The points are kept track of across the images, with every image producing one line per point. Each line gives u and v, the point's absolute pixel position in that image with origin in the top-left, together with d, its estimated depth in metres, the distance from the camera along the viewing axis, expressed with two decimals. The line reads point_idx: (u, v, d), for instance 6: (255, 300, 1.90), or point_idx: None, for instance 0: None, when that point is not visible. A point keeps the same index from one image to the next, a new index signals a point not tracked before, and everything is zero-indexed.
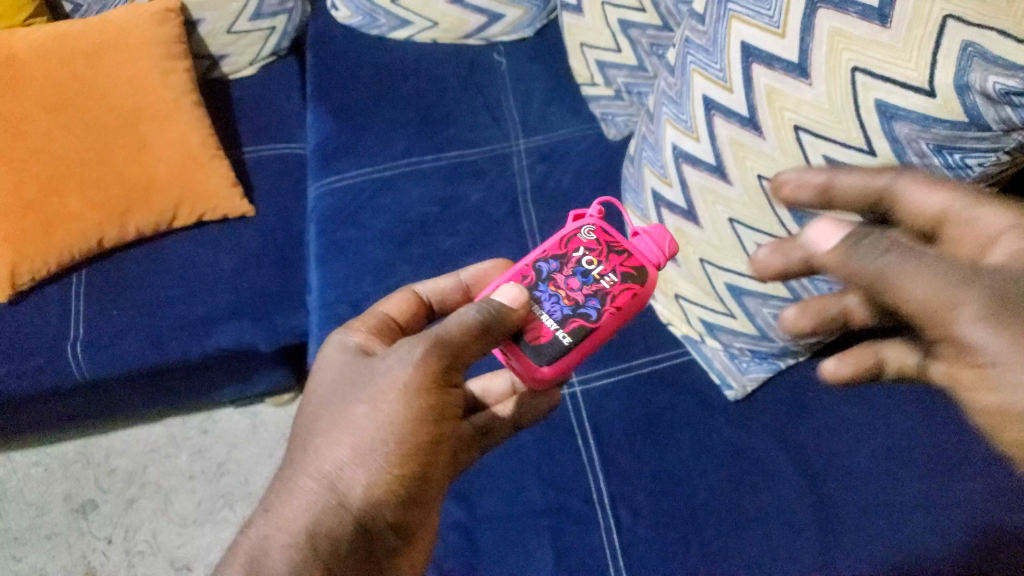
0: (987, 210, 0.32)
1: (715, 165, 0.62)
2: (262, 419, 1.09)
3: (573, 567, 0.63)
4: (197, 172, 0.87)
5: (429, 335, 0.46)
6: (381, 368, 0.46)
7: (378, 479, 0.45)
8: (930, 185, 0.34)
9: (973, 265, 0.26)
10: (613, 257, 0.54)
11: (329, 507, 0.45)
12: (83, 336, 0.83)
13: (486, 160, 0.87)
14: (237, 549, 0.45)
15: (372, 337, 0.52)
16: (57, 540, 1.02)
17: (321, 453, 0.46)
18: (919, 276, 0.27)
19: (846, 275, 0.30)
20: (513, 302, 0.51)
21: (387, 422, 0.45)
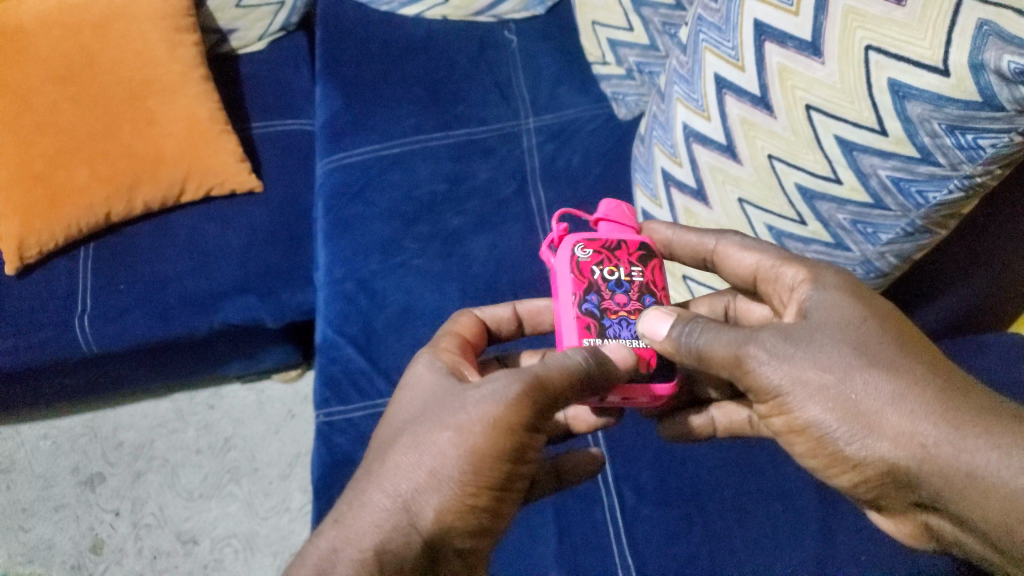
0: (788, 266, 0.49)
1: (725, 144, 0.61)
2: (269, 395, 1.10)
3: (578, 544, 0.63)
4: (205, 147, 0.87)
5: (526, 374, 0.46)
6: (471, 398, 0.46)
7: (451, 507, 0.44)
8: (743, 248, 0.52)
9: (757, 329, 0.45)
10: (622, 250, 0.56)
11: (399, 526, 0.44)
12: (91, 309, 0.83)
13: (494, 138, 0.87)
14: (305, 558, 0.44)
15: (460, 362, 0.53)
16: (65, 511, 1.03)
17: (399, 473, 0.45)
18: (723, 343, 0.46)
19: (676, 346, 0.48)
20: (623, 363, 0.50)
21: (469, 453, 0.44)
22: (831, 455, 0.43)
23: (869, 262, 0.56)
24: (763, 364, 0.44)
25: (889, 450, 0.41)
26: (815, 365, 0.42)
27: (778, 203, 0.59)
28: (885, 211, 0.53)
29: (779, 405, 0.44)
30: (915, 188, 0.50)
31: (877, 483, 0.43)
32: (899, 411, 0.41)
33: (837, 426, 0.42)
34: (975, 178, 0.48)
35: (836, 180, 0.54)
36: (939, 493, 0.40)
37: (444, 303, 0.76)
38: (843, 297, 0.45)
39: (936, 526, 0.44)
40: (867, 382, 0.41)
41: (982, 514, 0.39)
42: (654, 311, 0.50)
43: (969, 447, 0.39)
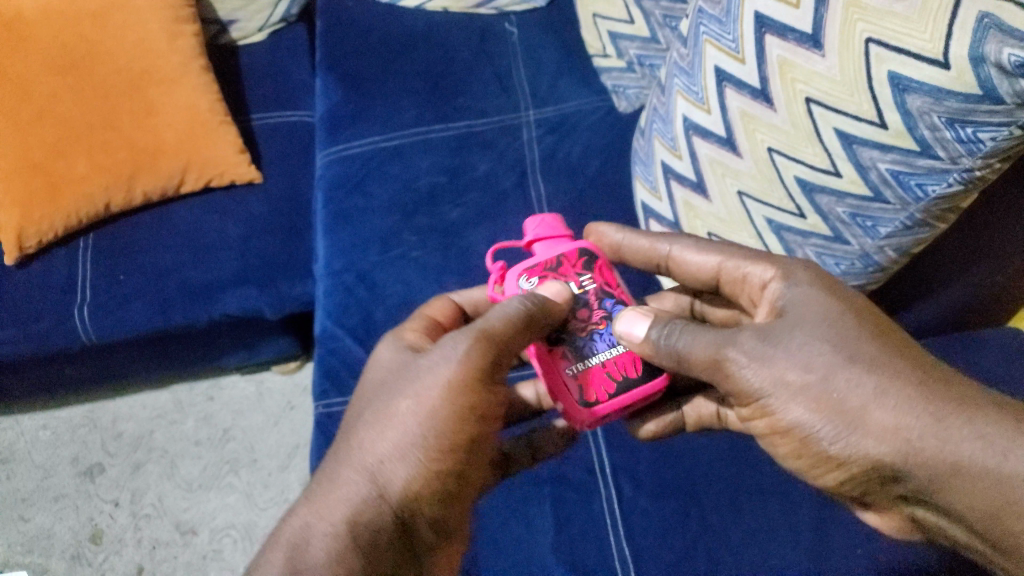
0: (755, 265, 0.50)
1: (725, 137, 0.61)
2: (268, 387, 1.10)
3: (575, 535, 0.63)
4: (205, 138, 0.87)
5: (473, 329, 0.48)
6: (426, 365, 0.48)
7: (416, 472, 0.47)
8: (699, 249, 0.54)
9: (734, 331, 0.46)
10: (564, 268, 0.57)
11: (369, 498, 0.47)
12: (90, 300, 0.83)
13: (494, 131, 0.87)
14: (280, 535, 0.47)
15: (422, 335, 0.55)
16: (65, 501, 1.03)
17: (365, 446, 0.48)
18: (700, 347, 0.47)
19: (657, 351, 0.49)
20: (559, 298, 0.54)
21: (428, 417, 0.47)
22: (816, 455, 0.44)
23: (868, 255, 0.56)
24: (743, 367, 0.45)
25: (875, 446, 0.42)
26: (797, 365, 0.44)
27: (778, 197, 0.59)
28: (884, 205, 0.53)
29: (762, 407, 0.45)
30: (915, 181, 0.50)
31: (863, 480, 0.44)
32: (884, 407, 0.42)
33: (824, 425, 0.43)
34: (975, 172, 0.48)
35: (836, 173, 0.54)
36: (925, 485, 0.42)
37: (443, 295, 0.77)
38: (818, 293, 0.46)
39: (921, 517, 0.45)
40: (850, 379, 0.42)
41: (967, 503, 0.41)
42: (628, 314, 0.52)
43: (953, 438, 0.41)
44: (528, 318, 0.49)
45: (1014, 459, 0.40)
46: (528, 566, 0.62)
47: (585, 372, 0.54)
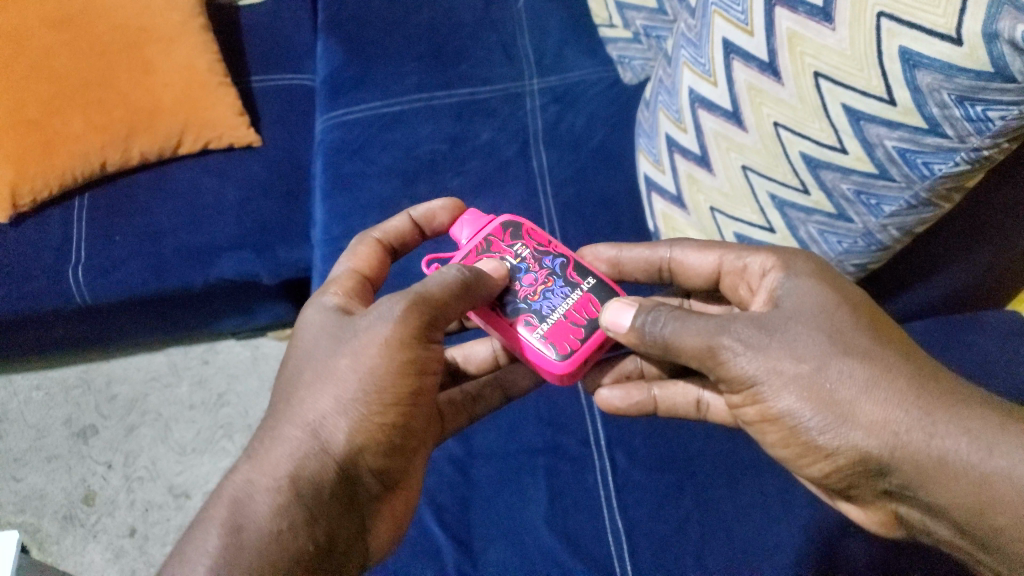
0: (755, 257, 0.52)
1: (731, 111, 0.61)
2: (264, 352, 1.10)
3: (568, 506, 0.64)
4: (204, 99, 0.85)
5: (409, 292, 0.50)
6: (363, 325, 0.50)
7: (360, 426, 0.48)
8: (703, 249, 0.56)
9: (725, 318, 0.47)
10: (496, 245, 0.60)
11: (312, 452, 0.48)
12: (85, 261, 0.83)
13: (497, 99, 0.86)
14: (222, 491, 0.47)
15: (350, 297, 0.55)
16: (57, 462, 1.03)
17: (307, 403, 0.49)
18: (691, 334, 0.47)
19: (644, 342, 0.50)
20: (498, 273, 0.57)
21: (368, 371, 0.48)
22: (804, 445, 0.44)
23: (870, 234, 0.56)
24: (738, 355, 0.45)
25: (862, 439, 0.42)
26: (790, 354, 0.44)
27: (782, 172, 0.58)
28: (889, 182, 0.52)
29: (753, 394, 0.46)
30: (921, 159, 0.50)
31: (847, 473, 0.44)
32: (873, 400, 0.42)
33: (812, 416, 0.43)
34: (982, 152, 0.48)
35: (842, 150, 0.53)
36: (910, 479, 0.42)
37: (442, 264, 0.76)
38: (816, 286, 0.47)
39: (906, 514, 0.45)
40: (841, 370, 0.43)
41: (948, 498, 0.41)
42: (611, 306, 0.53)
43: (940, 432, 0.41)
44: (463, 283, 0.52)
45: (998, 457, 0.40)
46: (521, 535, 0.63)
47: (551, 329, 0.56)
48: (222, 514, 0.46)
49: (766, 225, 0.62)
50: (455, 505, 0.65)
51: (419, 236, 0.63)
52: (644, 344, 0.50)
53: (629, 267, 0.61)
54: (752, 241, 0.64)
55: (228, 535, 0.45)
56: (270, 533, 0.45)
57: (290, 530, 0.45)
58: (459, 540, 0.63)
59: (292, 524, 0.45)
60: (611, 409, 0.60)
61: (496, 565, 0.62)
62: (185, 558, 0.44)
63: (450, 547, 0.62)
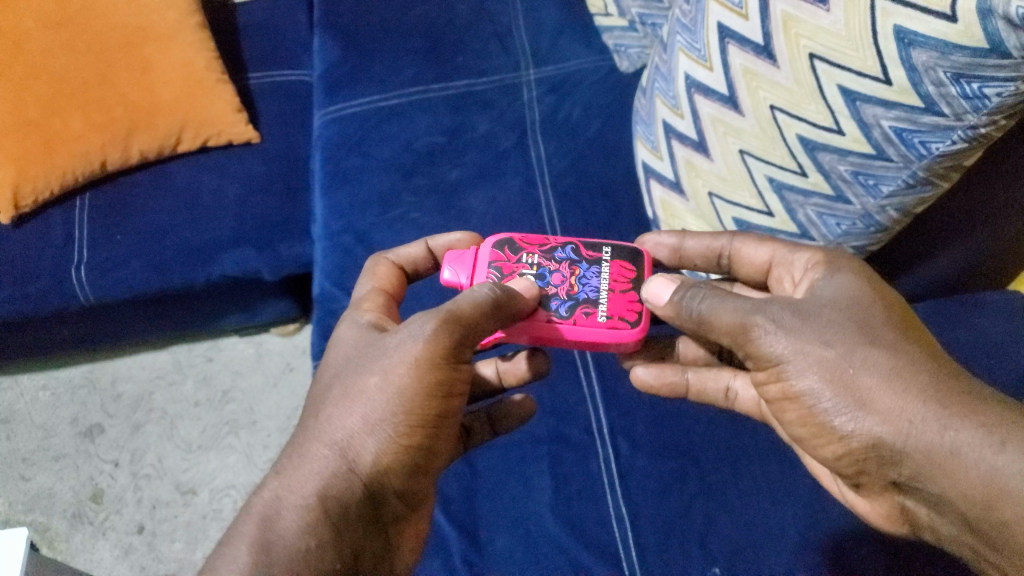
0: (801, 253, 0.52)
1: (727, 96, 0.60)
2: (267, 349, 1.10)
3: (572, 493, 0.64)
4: (202, 97, 0.86)
5: (441, 310, 0.49)
6: (393, 344, 0.50)
7: (386, 448, 0.49)
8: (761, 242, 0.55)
9: (761, 301, 0.47)
10: (506, 267, 0.59)
11: (339, 472, 0.48)
12: (87, 260, 0.83)
13: (494, 90, 0.86)
14: (251, 508, 0.48)
15: (382, 316, 0.57)
16: (65, 461, 1.04)
17: (334, 422, 0.49)
18: (726, 311, 0.47)
19: (680, 316, 0.50)
20: (529, 292, 0.56)
21: (397, 391, 0.48)
22: (819, 425, 0.45)
23: (869, 215, 0.56)
24: (769, 334, 0.45)
25: (877, 425, 0.43)
26: (819, 339, 0.44)
27: (779, 156, 0.58)
28: (887, 162, 0.52)
29: (778, 372, 0.46)
30: (918, 139, 0.49)
31: (858, 457, 0.44)
32: (892, 390, 0.42)
33: (831, 399, 0.44)
34: (979, 129, 0.47)
35: (838, 131, 0.53)
36: (920, 471, 0.42)
37: None
38: (855, 282, 0.48)
39: (911, 508, 0.45)
40: (867, 357, 0.43)
41: (958, 491, 0.41)
42: (655, 281, 0.54)
43: (955, 425, 0.41)
44: (495, 301, 0.51)
45: (1010, 450, 0.40)
46: (527, 523, 0.63)
47: (609, 304, 0.57)
48: (251, 527, 0.46)
49: (764, 210, 0.62)
50: (460, 495, 0.65)
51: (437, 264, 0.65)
52: (681, 319, 0.51)
53: (688, 257, 0.60)
54: (751, 225, 0.64)
55: (258, 552, 0.45)
56: (298, 551, 0.45)
57: (319, 547, 0.46)
58: (464, 530, 0.63)
59: (320, 542, 0.46)
60: (643, 386, 0.60)
61: (501, 554, 0.62)
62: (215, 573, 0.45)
63: (455, 537, 0.63)
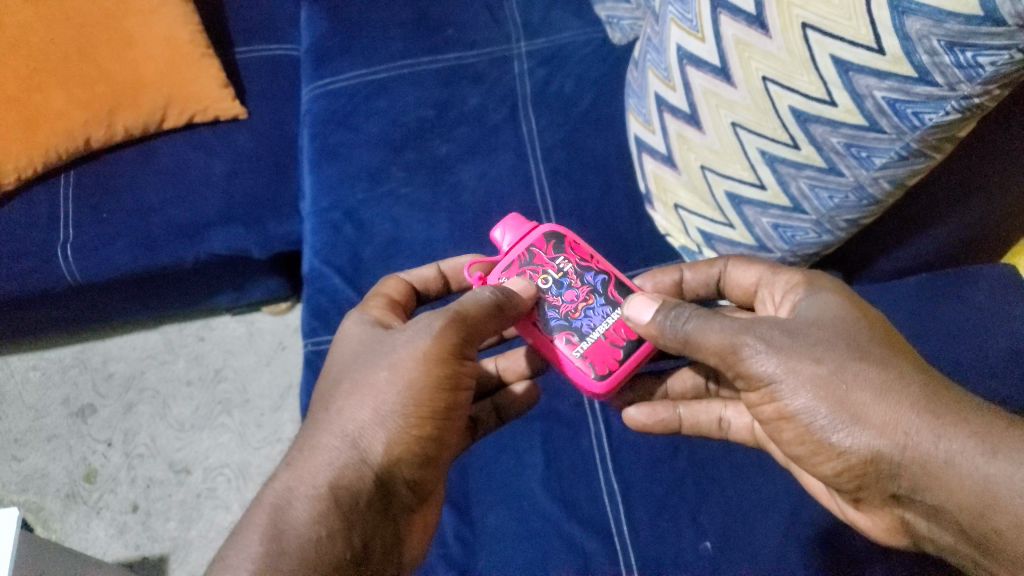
0: (782, 274, 0.55)
1: (719, 67, 0.59)
2: (259, 327, 1.09)
3: (564, 469, 0.64)
4: (187, 71, 0.84)
5: (448, 309, 0.51)
6: (400, 340, 0.51)
7: (397, 437, 0.49)
8: (748, 264, 0.57)
9: (749, 321, 0.47)
10: (540, 257, 0.60)
11: (350, 462, 0.48)
12: (73, 239, 0.82)
13: (484, 63, 0.84)
14: (262, 499, 0.47)
15: (387, 313, 0.57)
16: (57, 442, 1.03)
17: (345, 414, 0.50)
18: (715, 330, 0.47)
19: (664, 334, 0.50)
20: (526, 292, 0.57)
21: (406, 385, 0.49)
22: (817, 443, 0.45)
23: (862, 187, 0.55)
24: (758, 354, 0.46)
25: (874, 438, 0.43)
26: (809, 356, 0.45)
27: (771, 128, 0.57)
28: (879, 134, 0.51)
29: (769, 393, 0.46)
30: (911, 110, 0.49)
31: (858, 471, 0.44)
32: (885, 403, 0.43)
33: (826, 415, 0.44)
34: (973, 99, 0.47)
35: (831, 102, 0.52)
36: (918, 481, 0.42)
37: (432, 234, 0.76)
38: (836, 301, 0.49)
39: (912, 521, 0.45)
40: (857, 372, 0.44)
41: (953, 500, 0.41)
42: (639, 297, 0.54)
43: (947, 435, 0.41)
44: (498, 302, 0.53)
45: (1000, 459, 0.40)
46: (518, 499, 0.63)
47: (590, 347, 0.57)
48: (262, 521, 0.45)
49: (756, 183, 0.61)
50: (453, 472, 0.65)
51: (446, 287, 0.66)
52: (665, 335, 0.50)
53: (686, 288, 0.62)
54: (743, 199, 0.64)
55: (270, 540, 0.44)
56: (310, 540, 0.45)
57: (328, 536, 0.45)
58: (455, 505, 0.63)
59: (331, 531, 0.46)
60: (638, 426, 0.60)
61: (493, 528, 0.62)
62: (226, 563, 0.44)
63: (447, 512, 0.63)
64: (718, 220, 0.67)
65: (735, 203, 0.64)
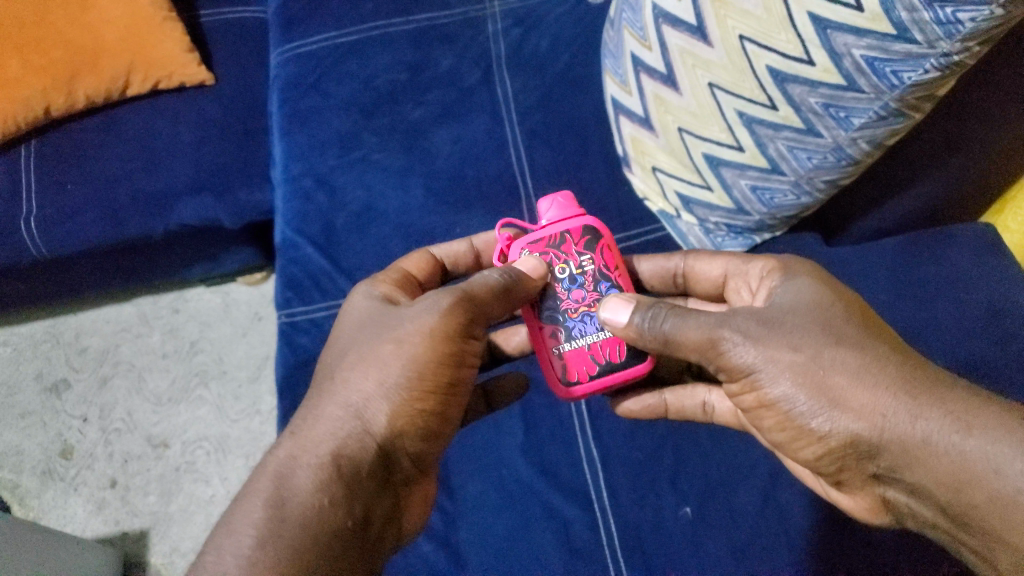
0: (756, 263, 0.55)
1: (695, 26, 0.57)
2: (235, 299, 1.08)
3: (544, 436, 0.64)
4: (149, 36, 0.81)
5: (457, 289, 0.50)
6: (407, 316, 0.50)
7: (400, 411, 0.48)
8: (713, 258, 0.59)
9: (726, 314, 0.47)
10: (568, 246, 0.57)
11: (353, 433, 0.48)
12: (36, 213, 0.80)
13: (457, 23, 0.82)
14: (265, 467, 0.47)
15: (396, 289, 0.57)
16: (31, 418, 1.02)
17: (349, 385, 0.49)
18: (693, 327, 0.47)
19: (642, 336, 0.50)
20: (535, 273, 0.54)
21: (410, 360, 0.48)
22: (798, 429, 0.45)
23: (841, 148, 0.55)
24: (737, 345, 0.46)
25: (853, 422, 0.43)
26: (788, 344, 0.45)
27: (749, 88, 0.56)
28: (858, 94, 0.50)
29: (751, 382, 0.46)
30: (890, 68, 0.48)
31: (838, 456, 0.44)
32: (862, 386, 0.43)
33: (805, 402, 0.44)
34: (952, 57, 0.46)
35: (808, 61, 0.51)
36: (897, 460, 0.42)
37: (407, 201, 0.74)
38: (811, 283, 0.48)
39: (894, 498, 0.45)
40: (834, 357, 0.43)
41: (932, 478, 0.41)
42: (613, 299, 0.52)
43: (924, 414, 0.41)
44: (506, 285, 0.51)
45: (975, 435, 0.40)
46: (498, 468, 0.63)
47: (571, 353, 0.55)
48: (265, 486, 0.45)
49: (734, 145, 0.60)
50: None
51: (476, 263, 0.66)
52: (643, 338, 0.50)
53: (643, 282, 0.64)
54: (721, 161, 0.62)
55: (271, 507, 0.44)
56: (312, 506, 0.44)
57: (330, 504, 0.45)
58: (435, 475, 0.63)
59: (333, 499, 0.45)
60: (628, 414, 0.60)
61: (472, 497, 0.62)
62: (230, 528, 0.44)
63: None
64: (697, 183, 0.66)
65: (713, 165, 0.63)
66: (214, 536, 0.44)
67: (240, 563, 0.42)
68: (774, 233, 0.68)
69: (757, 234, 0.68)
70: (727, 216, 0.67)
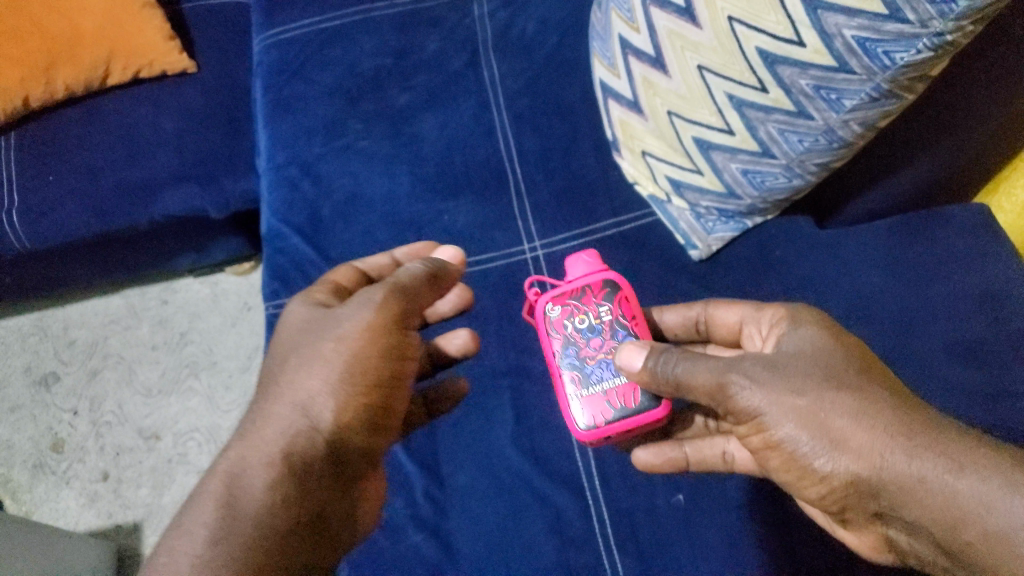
0: (766, 311, 0.52)
1: (683, 7, 0.56)
2: (224, 289, 1.07)
3: (534, 426, 0.63)
4: (129, 24, 0.80)
5: (387, 282, 0.51)
6: (343, 314, 0.50)
7: (346, 405, 0.48)
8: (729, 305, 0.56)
9: (730, 359, 0.47)
10: (587, 298, 0.58)
11: (301, 430, 0.47)
12: (18, 205, 0.79)
13: (441, 7, 0.82)
14: (216, 468, 0.46)
15: (331, 296, 0.55)
16: (21, 412, 1.02)
17: (296, 383, 0.48)
18: (702, 371, 0.47)
19: (656, 378, 0.50)
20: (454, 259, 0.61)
21: (352, 355, 0.48)
22: (802, 468, 0.44)
23: (832, 130, 0.54)
24: (742, 389, 0.45)
25: (852, 463, 0.42)
26: (790, 388, 0.44)
27: (739, 70, 0.55)
28: (849, 75, 0.49)
29: (757, 424, 0.45)
30: (882, 49, 0.46)
31: (840, 494, 0.43)
32: (863, 427, 0.42)
33: (808, 442, 0.43)
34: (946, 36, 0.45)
35: (799, 43, 0.50)
36: (894, 500, 0.41)
37: (394, 188, 0.73)
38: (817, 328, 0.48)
39: (895, 538, 0.44)
40: (835, 399, 0.43)
41: (928, 517, 0.40)
42: (629, 345, 0.53)
43: (920, 454, 0.40)
44: (429, 275, 0.54)
45: (969, 475, 0.39)
46: (489, 460, 0.62)
47: (588, 397, 0.55)
48: (216, 487, 0.44)
49: (724, 128, 0.59)
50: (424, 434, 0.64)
51: None
52: (659, 381, 0.50)
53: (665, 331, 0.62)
54: (711, 145, 0.61)
55: (222, 507, 0.43)
56: (266, 505, 0.44)
57: (283, 501, 0.44)
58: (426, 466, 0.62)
59: (285, 497, 0.44)
60: (647, 467, 0.58)
61: (463, 487, 0.62)
62: (182, 529, 0.43)
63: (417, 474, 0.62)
64: (687, 167, 0.65)
65: (703, 149, 0.62)
66: (166, 537, 0.43)
67: (194, 561, 0.41)
68: (766, 217, 0.66)
69: (748, 219, 0.66)
70: (717, 202, 0.65)
